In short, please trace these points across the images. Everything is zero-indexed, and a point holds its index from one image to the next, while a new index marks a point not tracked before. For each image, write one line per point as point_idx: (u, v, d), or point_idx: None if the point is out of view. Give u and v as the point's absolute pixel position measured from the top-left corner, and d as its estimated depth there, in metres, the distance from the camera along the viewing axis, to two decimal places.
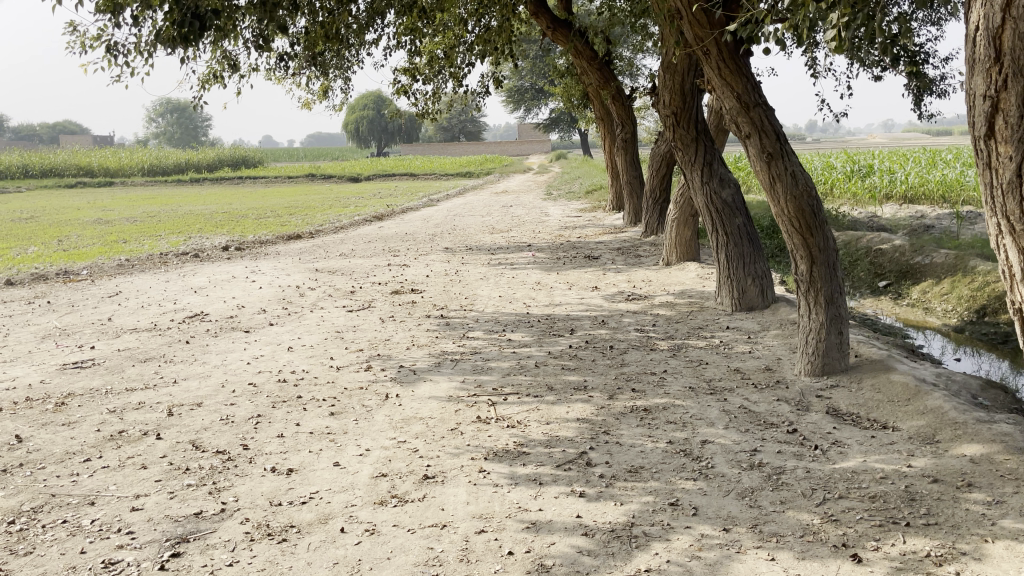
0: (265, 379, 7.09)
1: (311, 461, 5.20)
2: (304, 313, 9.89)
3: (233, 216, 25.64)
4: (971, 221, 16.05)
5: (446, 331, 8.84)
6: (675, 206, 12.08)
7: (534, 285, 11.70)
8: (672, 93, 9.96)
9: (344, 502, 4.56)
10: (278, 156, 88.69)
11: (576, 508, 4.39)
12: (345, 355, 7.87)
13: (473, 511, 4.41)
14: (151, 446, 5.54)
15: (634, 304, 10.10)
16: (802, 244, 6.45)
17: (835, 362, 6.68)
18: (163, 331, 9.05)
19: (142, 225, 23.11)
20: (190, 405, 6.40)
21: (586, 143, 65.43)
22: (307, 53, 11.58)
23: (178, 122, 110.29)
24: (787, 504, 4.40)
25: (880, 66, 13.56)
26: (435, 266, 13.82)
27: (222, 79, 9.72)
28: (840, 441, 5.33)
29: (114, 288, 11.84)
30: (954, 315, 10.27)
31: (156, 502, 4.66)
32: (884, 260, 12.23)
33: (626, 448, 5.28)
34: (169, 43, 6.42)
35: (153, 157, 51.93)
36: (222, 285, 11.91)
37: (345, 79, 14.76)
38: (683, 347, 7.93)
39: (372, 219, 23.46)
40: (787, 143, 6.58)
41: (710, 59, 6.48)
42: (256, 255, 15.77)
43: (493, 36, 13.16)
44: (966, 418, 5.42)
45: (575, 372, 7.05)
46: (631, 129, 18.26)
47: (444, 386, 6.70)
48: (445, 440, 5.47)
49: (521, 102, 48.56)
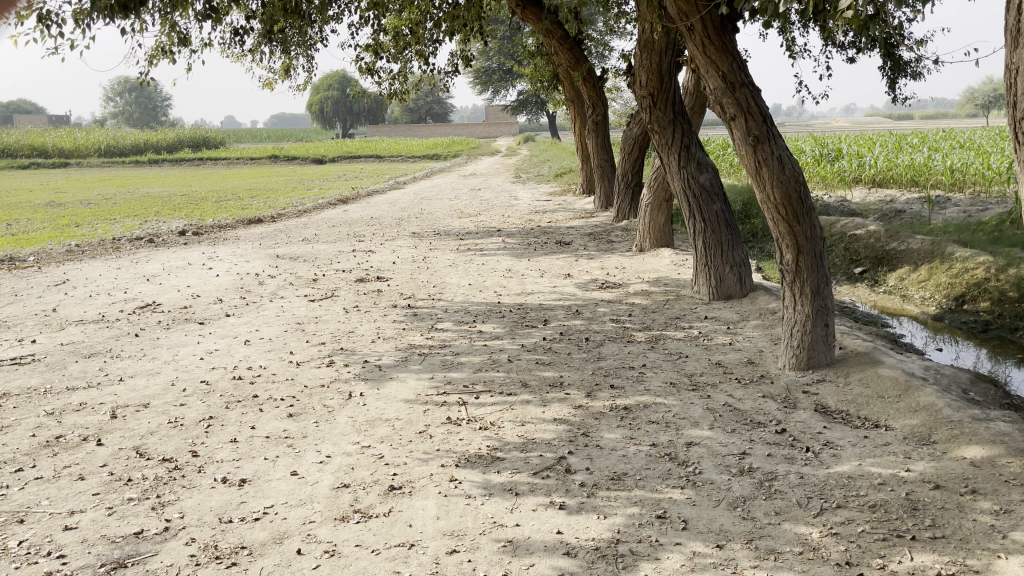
0: (218, 376, 6.63)
1: (266, 470, 4.77)
2: (263, 303, 9.40)
3: (193, 199, 24.82)
4: (941, 206, 15.95)
5: (414, 322, 8.43)
6: (650, 190, 11.74)
7: (504, 272, 11.30)
8: (649, 73, 9.61)
9: (301, 518, 4.15)
10: (240, 136, 86.85)
11: (557, 522, 4.04)
12: (306, 349, 7.42)
13: (444, 527, 4.03)
14: (91, 454, 5.08)
15: (608, 292, 9.76)
16: (789, 233, 6.13)
17: (821, 356, 6.39)
18: (111, 323, 8.51)
19: (96, 208, 22.27)
20: (136, 406, 5.92)
21: (553, 126, 64.92)
22: (266, 29, 11.09)
23: (136, 102, 107.73)
24: (783, 515, 4.09)
25: (855, 47, 13.29)
26: (401, 252, 13.33)
27: (170, 53, 9.09)
28: (832, 442, 5.04)
29: (61, 276, 11.20)
30: (932, 302, 10.09)
31: (93, 520, 4.20)
32: (859, 246, 12.01)
33: (607, 452, 4.94)
34: (106, 13, 5.77)
35: (111, 138, 50.38)
36: (176, 273, 11.33)
37: (309, 57, 14.21)
38: (661, 339, 7.60)
39: (337, 203, 22.83)
40: (774, 126, 6.22)
41: (694, 35, 6.13)
42: (215, 240, 15.16)
43: (462, 13, 12.64)
44: (962, 416, 5.15)
45: (550, 368, 6.69)
46: (603, 111, 17.82)
47: (412, 384, 6.29)
48: (413, 445, 5.08)
49: (488, 83, 47.97)
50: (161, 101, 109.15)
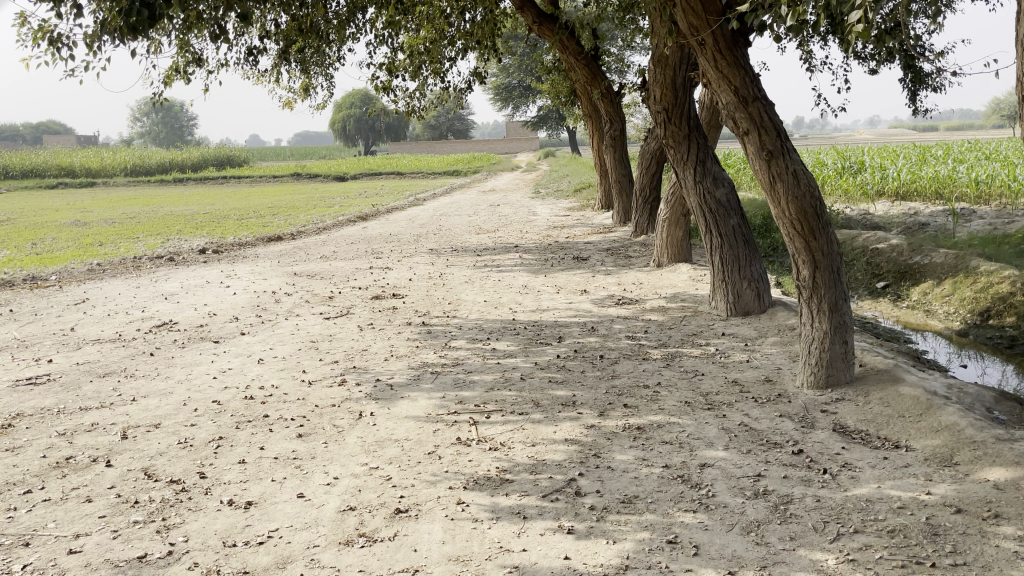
0: (230, 396, 6.60)
1: (273, 492, 4.73)
2: (278, 321, 9.41)
3: (215, 217, 25.04)
4: (967, 219, 15.68)
5: (428, 340, 8.39)
6: (666, 205, 11.64)
7: (520, 288, 11.24)
8: (664, 88, 9.56)
9: (305, 542, 4.10)
10: (264, 155, 87.75)
11: (564, 547, 3.95)
12: (318, 367, 7.40)
13: (449, 552, 3.95)
14: (100, 476, 5.06)
15: (624, 308, 9.67)
16: (805, 249, 6.02)
17: (839, 374, 6.25)
18: (128, 342, 8.56)
19: (120, 226, 22.52)
20: (147, 426, 5.92)
21: (574, 142, 64.90)
22: (283, 50, 11.16)
23: (163, 122, 109.46)
24: (798, 540, 3.97)
25: (875, 59, 13.15)
26: (418, 269, 13.33)
27: (185, 74, 9.15)
28: (850, 464, 4.92)
29: (81, 295, 11.31)
30: (957, 317, 9.88)
31: (97, 543, 4.18)
32: (881, 260, 11.83)
33: (619, 474, 4.84)
34: (116, 35, 5.80)
35: (137, 158, 51.15)
36: (194, 291, 11.38)
37: (327, 77, 14.32)
38: (677, 357, 7.49)
39: (356, 220, 22.91)
40: (789, 140, 6.13)
41: (705, 49, 6.06)
42: (235, 259, 15.24)
43: (477, 30, 12.65)
44: (985, 437, 5.00)
45: (563, 387, 6.59)
46: (621, 126, 17.74)
47: (422, 404, 6.23)
48: (422, 466, 5.02)
49: (508, 100, 48.13)
50: (187, 120, 110.78)
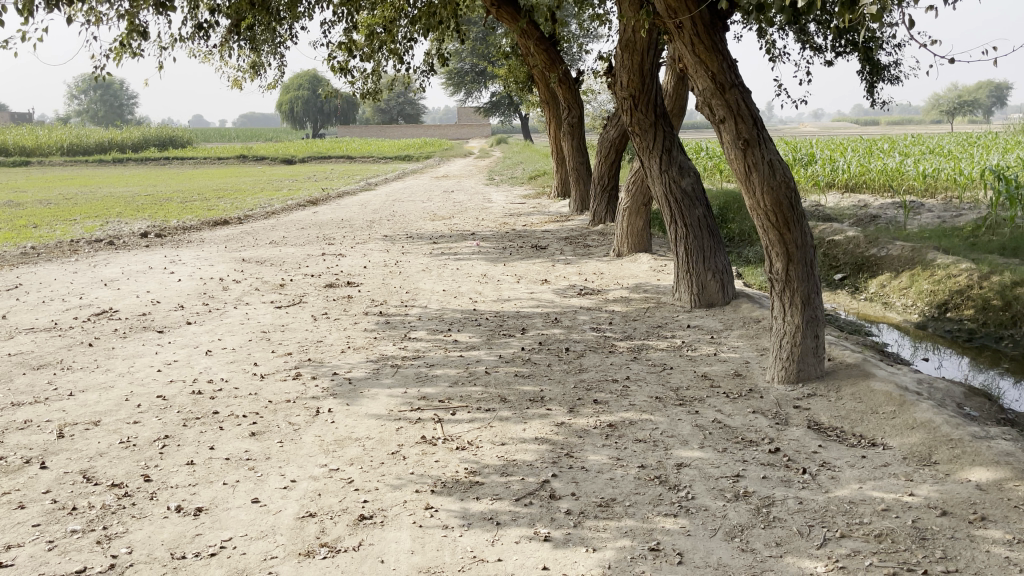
0: (177, 390, 6.21)
1: (225, 497, 4.39)
2: (227, 310, 8.96)
3: (158, 200, 24.15)
4: (916, 211, 15.90)
5: (386, 331, 8.07)
6: (628, 194, 11.47)
7: (479, 277, 10.97)
8: (630, 74, 9.36)
9: (261, 553, 3.79)
10: (209, 137, 85.45)
11: (542, 557, 3.72)
12: (271, 360, 7.03)
13: (419, 563, 3.69)
14: (33, 479, 4.66)
15: (587, 299, 9.47)
16: (778, 241, 5.87)
17: (810, 369, 6.14)
18: (64, 331, 8.04)
19: (55, 208, 21.52)
20: (85, 424, 5.50)
21: (526, 129, 64.44)
22: (232, 24, 10.63)
23: (102, 99, 105.83)
24: (785, 546, 3.80)
25: (833, 51, 13.17)
26: (372, 256, 12.94)
27: (129, 46, 8.62)
28: (829, 463, 4.79)
29: (14, 281, 10.65)
30: (915, 310, 9.93)
31: (30, 556, 3.80)
32: (839, 252, 11.87)
33: (593, 475, 4.63)
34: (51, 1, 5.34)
35: (74, 136, 49.19)
36: (136, 277, 10.83)
37: (279, 55, 13.76)
38: (643, 349, 7.32)
39: (307, 204, 22.32)
40: (765, 129, 5.96)
41: (682, 33, 5.84)
42: (179, 243, 14.64)
43: (437, 10, 12.27)
44: (961, 434, 4.92)
45: (529, 381, 6.36)
46: (579, 113, 17.50)
47: (383, 400, 5.93)
48: (385, 468, 4.74)
49: (461, 85, 47.56)
50: (127, 98, 107.31)
